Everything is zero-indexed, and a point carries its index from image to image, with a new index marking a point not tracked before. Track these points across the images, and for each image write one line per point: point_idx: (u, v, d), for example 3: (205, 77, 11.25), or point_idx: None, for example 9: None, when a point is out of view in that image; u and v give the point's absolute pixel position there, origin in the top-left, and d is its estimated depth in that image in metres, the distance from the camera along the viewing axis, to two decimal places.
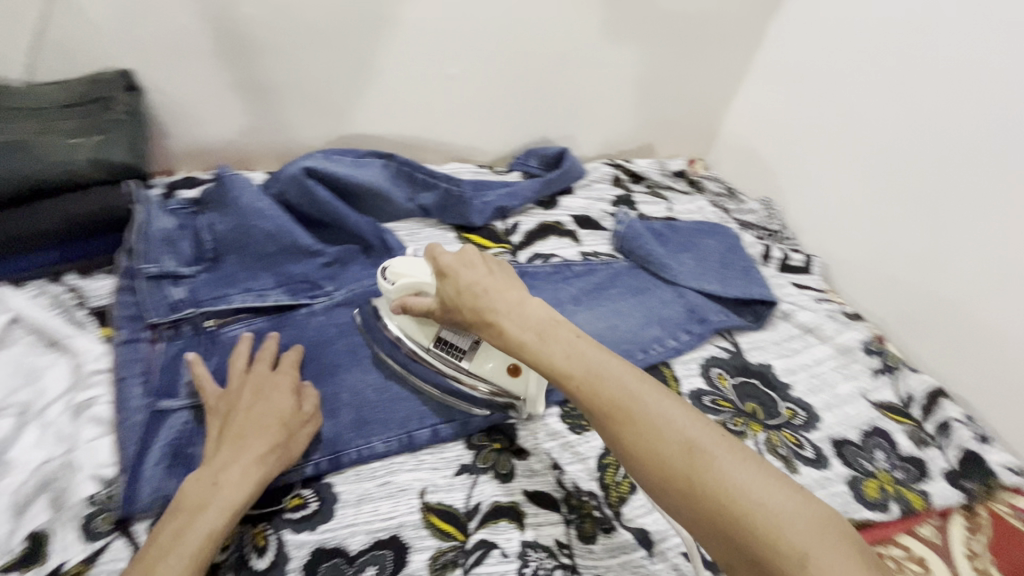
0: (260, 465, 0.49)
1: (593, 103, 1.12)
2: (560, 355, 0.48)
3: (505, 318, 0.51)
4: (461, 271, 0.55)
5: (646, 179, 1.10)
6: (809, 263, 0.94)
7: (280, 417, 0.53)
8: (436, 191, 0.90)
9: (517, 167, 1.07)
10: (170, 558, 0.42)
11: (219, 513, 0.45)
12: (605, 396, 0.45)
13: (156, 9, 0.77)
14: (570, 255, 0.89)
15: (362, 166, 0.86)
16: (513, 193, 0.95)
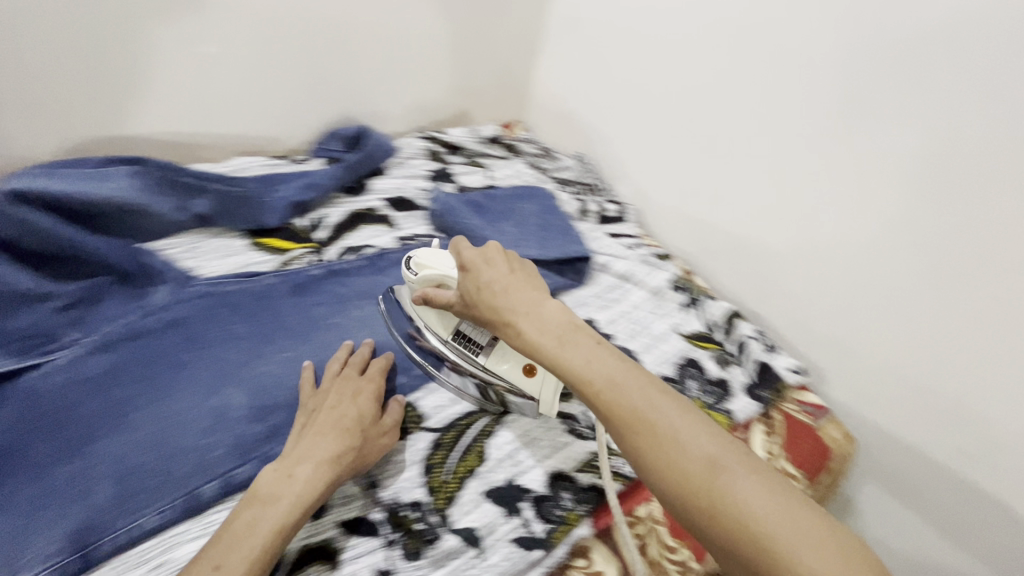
0: (334, 465, 0.49)
1: (392, 73, 1.03)
2: (581, 361, 0.42)
3: (525, 317, 0.46)
4: (482, 268, 0.50)
5: (462, 148, 1.06)
6: (623, 212, 0.98)
7: (357, 419, 0.53)
8: (212, 193, 0.76)
9: (320, 153, 0.96)
10: (237, 546, 0.42)
11: (282, 515, 0.44)
12: (618, 401, 0.40)
13: None
14: (385, 243, 0.82)
15: (105, 177, 0.68)
16: (311, 182, 0.84)
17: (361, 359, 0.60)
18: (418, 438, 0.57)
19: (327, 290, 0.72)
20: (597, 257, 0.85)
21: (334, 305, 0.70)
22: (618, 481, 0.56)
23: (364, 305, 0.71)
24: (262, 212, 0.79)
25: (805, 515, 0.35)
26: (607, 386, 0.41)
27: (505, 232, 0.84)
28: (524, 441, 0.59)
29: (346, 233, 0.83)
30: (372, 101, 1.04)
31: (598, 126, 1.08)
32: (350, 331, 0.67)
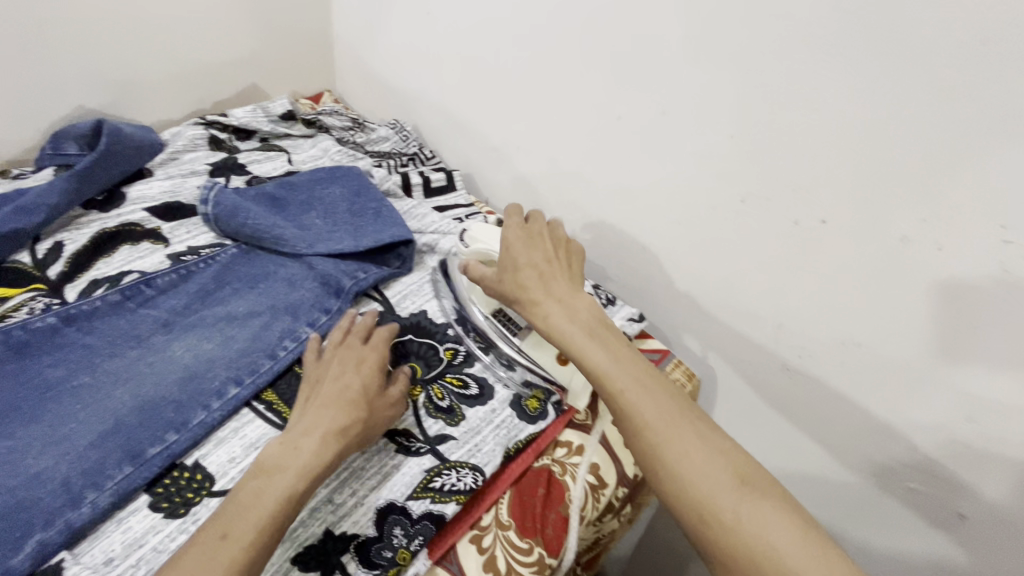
0: (341, 438, 0.47)
1: (131, 47, 0.82)
2: (600, 356, 0.47)
3: (557, 306, 0.51)
4: (522, 249, 0.55)
5: (253, 131, 0.88)
6: (451, 178, 0.89)
7: (363, 390, 0.51)
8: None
9: (47, 161, 0.75)
10: (242, 517, 0.41)
11: (280, 497, 0.42)
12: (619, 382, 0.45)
13: None
14: (151, 265, 0.66)
15: None
16: (28, 204, 0.64)
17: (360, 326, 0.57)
18: (204, 509, 0.47)
19: (67, 344, 0.55)
20: (424, 237, 0.77)
21: (75, 364, 0.54)
22: (457, 504, 0.49)
23: (123, 353, 0.56)
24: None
25: (787, 523, 0.38)
26: (620, 380, 0.45)
27: (309, 226, 0.71)
28: (343, 476, 0.50)
29: (95, 260, 0.65)
30: (113, 86, 0.83)
31: (410, 86, 0.96)
32: (102, 393, 0.52)
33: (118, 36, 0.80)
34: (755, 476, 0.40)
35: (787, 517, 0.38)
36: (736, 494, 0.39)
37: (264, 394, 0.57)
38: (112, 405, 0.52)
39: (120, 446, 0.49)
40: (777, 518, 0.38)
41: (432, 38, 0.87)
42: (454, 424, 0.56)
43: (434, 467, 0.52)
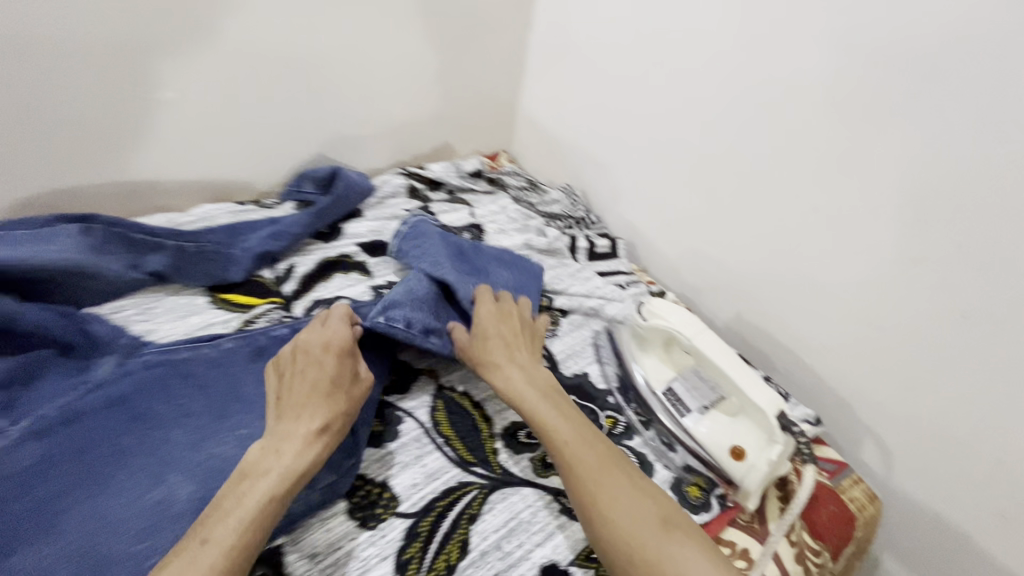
0: (318, 434, 0.49)
1: (364, 111, 0.98)
2: (549, 414, 0.55)
3: (503, 368, 0.59)
4: (493, 316, 0.64)
5: (445, 184, 1.00)
6: (616, 247, 0.92)
7: (336, 378, 0.52)
8: (170, 252, 0.71)
9: (290, 196, 0.91)
10: (224, 522, 0.42)
11: (264, 497, 0.44)
12: (547, 432, 0.53)
13: None
14: (358, 294, 0.76)
15: (47, 238, 0.64)
16: (279, 231, 0.79)
17: (326, 321, 0.57)
18: (389, 528, 0.50)
19: None
20: (588, 301, 0.79)
21: None
22: None
23: None
24: (225, 266, 0.74)
25: (709, 562, 0.44)
26: (565, 437, 0.53)
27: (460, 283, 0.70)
28: (511, 525, 0.52)
29: (317, 282, 0.77)
30: (344, 138, 0.98)
31: (585, 157, 1.02)
32: None
33: (357, 101, 0.96)
34: (678, 521, 0.47)
35: (711, 562, 0.44)
36: (663, 538, 0.45)
37: (440, 426, 0.60)
38: None
39: None
40: (701, 559, 0.44)
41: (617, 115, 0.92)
42: None
43: None
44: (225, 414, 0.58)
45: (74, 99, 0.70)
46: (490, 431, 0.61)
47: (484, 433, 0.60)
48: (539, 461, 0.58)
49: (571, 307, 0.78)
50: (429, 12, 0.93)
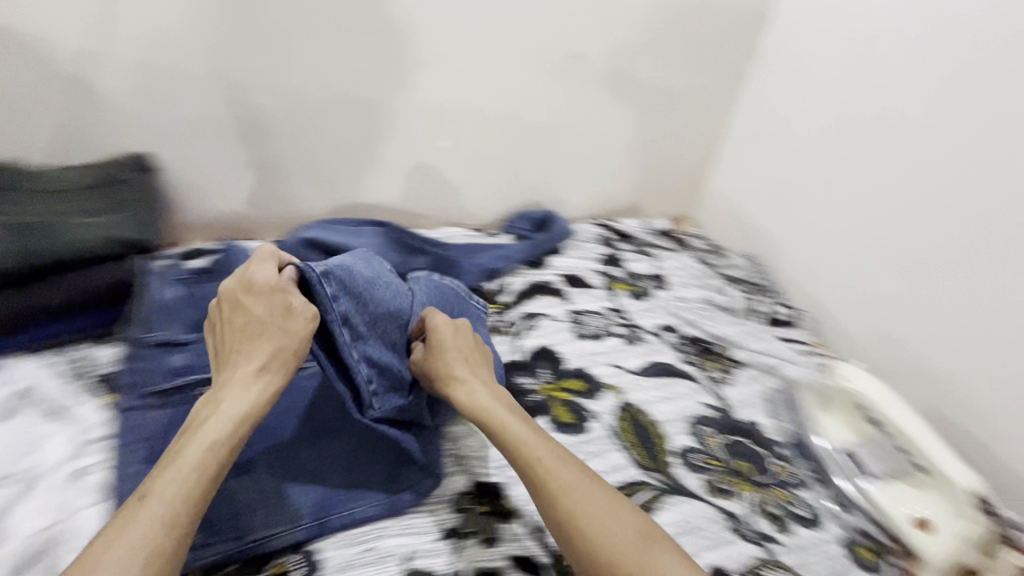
0: (254, 376, 0.52)
1: (580, 175, 1.19)
2: (521, 430, 0.56)
3: (460, 383, 0.60)
4: (449, 333, 0.64)
5: (634, 238, 1.12)
6: (796, 317, 0.97)
7: (277, 319, 0.55)
8: (431, 256, 0.92)
9: (507, 230, 1.12)
10: (170, 474, 0.45)
11: (197, 439, 0.48)
12: (517, 444, 0.55)
13: (178, 89, 0.87)
14: (558, 315, 0.91)
15: (359, 235, 0.91)
16: (503, 255, 0.97)
17: (254, 261, 0.58)
18: None
19: (506, 350, 0.82)
20: (766, 359, 0.85)
21: (509, 364, 0.80)
22: None
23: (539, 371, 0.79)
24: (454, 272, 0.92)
25: (682, 567, 0.47)
26: (541, 451, 0.54)
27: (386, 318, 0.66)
28: (684, 526, 0.59)
29: (524, 300, 0.93)
30: (559, 191, 1.20)
31: (777, 238, 1.14)
32: (519, 391, 0.75)
33: (576, 166, 1.18)
34: (654, 530, 0.49)
35: (683, 566, 0.46)
36: (641, 548, 0.47)
37: (623, 432, 0.71)
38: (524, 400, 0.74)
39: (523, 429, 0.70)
40: (675, 565, 0.47)
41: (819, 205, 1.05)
42: (782, 532, 0.61)
43: (762, 559, 0.58)
44: None
45: (414, 148, 1.05)
46: (666, 447, 0.69)
47: (660, 448, 0.69)
48: (709, 483, 0.65)
49: (747, 361, 0.84)
50: (646, 97, 1.13)
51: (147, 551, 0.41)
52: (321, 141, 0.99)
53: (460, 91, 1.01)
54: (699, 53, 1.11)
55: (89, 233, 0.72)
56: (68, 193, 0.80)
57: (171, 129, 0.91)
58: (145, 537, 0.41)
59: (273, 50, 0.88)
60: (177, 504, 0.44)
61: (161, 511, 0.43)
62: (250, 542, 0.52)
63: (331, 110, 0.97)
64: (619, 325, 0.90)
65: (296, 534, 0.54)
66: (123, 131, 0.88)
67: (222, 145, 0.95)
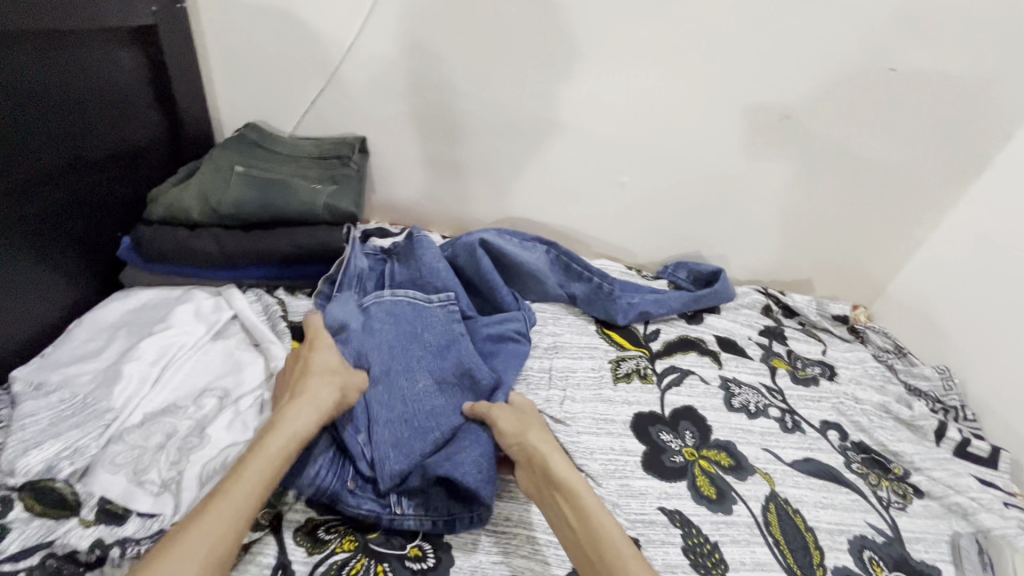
0: (313, 404, 0.56)
1: (753, 235, 1.13)
2: (601, 513, 0.54)
3: (548, 450, 0.59)
4: (536, 416, 0.66)
5: (800, 315, 1.03)
6: (997, 458, 0.80)
7: (338, 370, 0.62)
8: (588, 283, 0.92)
9: (664, 276, 1.09)
10: (226, 499, 0.47)
11: (264, 456, 0.51)
12: (601, 533, 0.52)
13: (398, 89, 0.97)
14: (708, 377, 0.85)
15: (528, 248, 0.93)
16: (660, 300, 0.94)
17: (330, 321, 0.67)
18: None
19: (650, 398, 0.79)
20: (957, 496, 0.71)
21: (652, 415, 0.76)
22: None
23: (683, 430, 0.75)
24: (608, 304, 0.90)
25: None
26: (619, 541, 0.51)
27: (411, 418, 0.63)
28: None
29: (675, 352, 0.89)
30: (726, 247, 1.16)
31: (977, 355, 0.97)
32: (661, 447, 0.72)
33: (751, 225, 1.12)
34: None
35: None
36: None
37: (771, 526, 0.64)
38: (665, 458, 0.70)
39: (661, 489, 0.66)
40: None
41: None
42: None
43: None
44: (604, 421, 0.73)
45: (583, 175, 1.06)
46: (821, 561, 0.62)
47: (815, 559, 0.62)
48: None
49: (928, 491, 0.72)
50: (854, 169, 1.02)
51: (218, 543, 0.44)
52: (512, 155, 1.04)
53: (647, 129, 0.99)
54: (934, 135, 0.96)
55: (318, 198, 0.82)
56: (301, 160, 0.93)
57: (388, 124, 1.02)
58: (210, 547, 0.44)
59: (490, 68, 0.94)
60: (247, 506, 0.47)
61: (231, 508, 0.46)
62: (388, 514, 0.56)
63: (525, 130, 1.01)
64: (776, 408, 0.82)
65: (411, 523, 0.56)
66: (350, 117, 1.01)
67: (426, 145, 1.04)
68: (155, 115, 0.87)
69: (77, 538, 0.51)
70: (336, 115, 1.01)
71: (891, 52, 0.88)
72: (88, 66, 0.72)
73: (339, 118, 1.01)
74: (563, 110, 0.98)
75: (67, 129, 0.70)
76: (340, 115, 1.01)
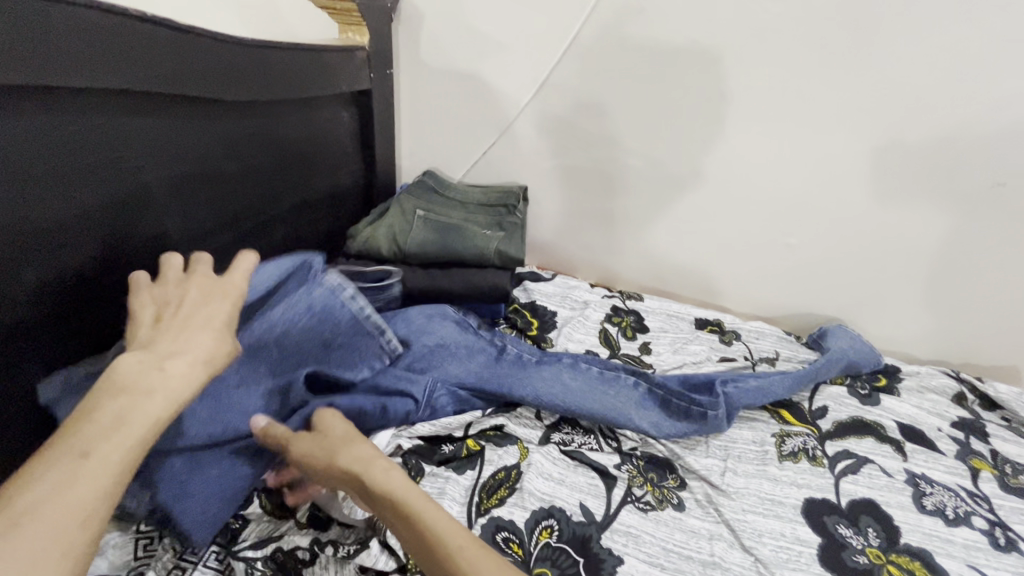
0: (204, 359, 0.46)
1: (943, 309, 0.98)
2: (433, 517, 0.45)
3: (352, 466, 0.51)
4: (339, 420, 0.57)
5: (1005, 410, 0.89)
6: None
7: (227, 324, 0.51)
8: (696, 419, 0.75)
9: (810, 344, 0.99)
10: (103, 444, 0.36)
11: (134, 393, 0.40)
12: (428, 528, 0.45)
13: (563, 144, 1.03)
14: (892, 469, 0.76)
15: (611, 383, 0.76)
16: (762, 389, 0.82)
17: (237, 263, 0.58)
18: None
19: (823, 483, 0.72)
20: None
21: (826, 503, 0.69)
22: None
23: (866, 527, 0.67)
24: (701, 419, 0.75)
25: None
26: (458, 539, 0.44)
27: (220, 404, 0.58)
28: None
29: (849, 435, 0.80)
30: (904, 321, 1.02)
31: None
32: (841, 542, 0.65)
33: (941, 300, 0.98)
34: None
35: None
36: None
37: None
38: (847, 555, 0.63)
39: None
40: None
41: None
42: None
43: None
44: (774, 502, 0.68)
45: (742, 234, 1.02)
46: None
47: None
48: None
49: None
50: None
51: (92, 518, 0.33)
52: (668, 209, 1.04)
53: (819, 192, 0.94)
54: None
55: (490, 243, 0.90)
56: (471, 206, 1.02)
57: (549, 175, 1.08)
58: (73, 513, 0.32)
59: (658, 124, 0.96)
60: (121, 474, 0.35)
61: (104, 479, 0.34)
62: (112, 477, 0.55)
63: (686, 184, 1.00)
64: (981, 518, 0.70)
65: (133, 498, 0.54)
66: (515, 167, 1.09)
67: (582, 194, 1.08)
68: (358, 162, 1.00)
69: (296, 536, 0.56)
70: (502, 165, 1.09)
71: None
72: (324, 124, 0.88)
73: (505, 168, 1.09)
74: (729, 166, 0.96)
75: (303, 174, 0.86)
76: (507, 165, 1.09)
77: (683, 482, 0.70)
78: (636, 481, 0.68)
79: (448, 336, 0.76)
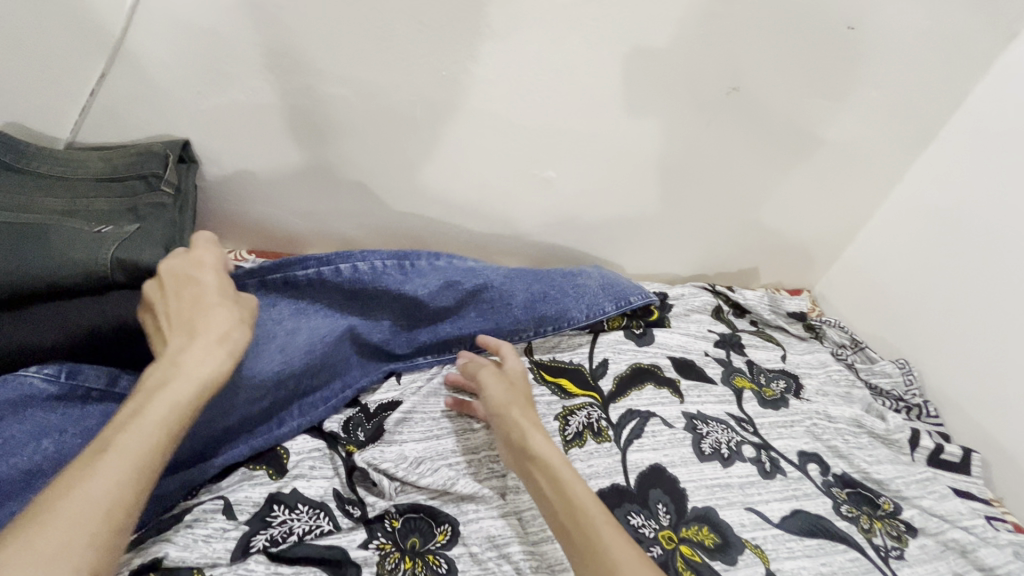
0: (219, 343, 0.45)
1: (695, 225, 0.97)
2: (568, 477, 0.50)
3: (523, 416, 0.56)
4: (518, 377, 0.62)
5: (752, 314, 0.93)
6: (968, 460, 0.75)
7: (230, 302, 0.49)
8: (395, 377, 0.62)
9: None
10: (125, 430, 0.37)
11: (147, 389, 0.40)
12: (576, 498, 0.48)
13: (223, 72, 0.66)
14: (671, 417, 0.71)
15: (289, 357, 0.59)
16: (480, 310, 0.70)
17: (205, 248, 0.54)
18: None
19: (610, 462, 0.63)
20: (948, 528, 0.64)
21: (616, 490, 0.60)
22: None
23: (656, 506, 0.60)
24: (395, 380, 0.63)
25: None
26: (585, 501, 0.47)
27: None
28: None
29: (630, 388, 0.73)
30: (663, 240, 0.99)
31: (928, 342, 0.91)
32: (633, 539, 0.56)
33: (692, 218, 0.96)
34: None
35: None
36: None
37: None
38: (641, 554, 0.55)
39: None
40: None
41: (1000, 328, 0.80)
42: None
43: None
44: None
45: (497, 175, 0.83)
46: None
47: None
48: None
49: (922, 528, 0.64)
50: (806, 148, 0.87)
51: (118, 507, 0.33)
52: (402, 156, 0.79)
53: (568, 119, 0.77)
54: (894, 104, 0.82)
55: (105, 251, 0.53)
56: (74, 185, 0.60)
57: (216, 119, 0.70)
58: (105, 494, 0.33)
59: (348, 40, 0.65)
60: (151, 452, 0.37)
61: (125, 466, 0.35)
62: None
63: (413, 121, 0.74)
64: (749, 445, 0.69)
65: None
66: (154, 112, 0.68)
67: (277, 145, 0.75)
68: None
69: None
70: (129, 111, 0.67)
71: (851, 8, 0.70)
72: None
73: (136, 114, 0.68)
74: (464, 94, 0.72)
75: None
76: (136, 109, 0.67)
77: (457, 530, 0.53)
78: (390, 561, 0.49)
79: (37, 443, 0.46)
